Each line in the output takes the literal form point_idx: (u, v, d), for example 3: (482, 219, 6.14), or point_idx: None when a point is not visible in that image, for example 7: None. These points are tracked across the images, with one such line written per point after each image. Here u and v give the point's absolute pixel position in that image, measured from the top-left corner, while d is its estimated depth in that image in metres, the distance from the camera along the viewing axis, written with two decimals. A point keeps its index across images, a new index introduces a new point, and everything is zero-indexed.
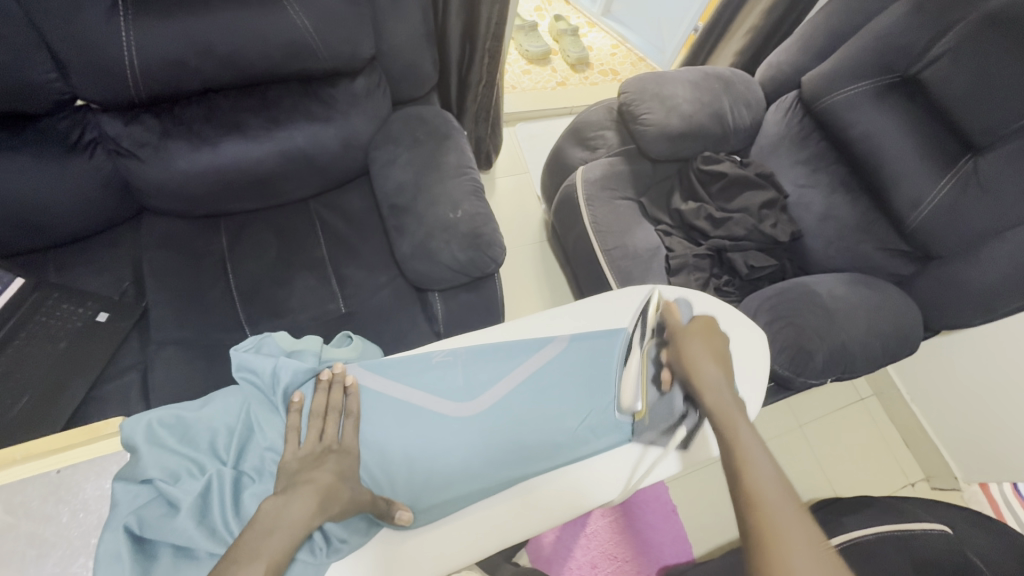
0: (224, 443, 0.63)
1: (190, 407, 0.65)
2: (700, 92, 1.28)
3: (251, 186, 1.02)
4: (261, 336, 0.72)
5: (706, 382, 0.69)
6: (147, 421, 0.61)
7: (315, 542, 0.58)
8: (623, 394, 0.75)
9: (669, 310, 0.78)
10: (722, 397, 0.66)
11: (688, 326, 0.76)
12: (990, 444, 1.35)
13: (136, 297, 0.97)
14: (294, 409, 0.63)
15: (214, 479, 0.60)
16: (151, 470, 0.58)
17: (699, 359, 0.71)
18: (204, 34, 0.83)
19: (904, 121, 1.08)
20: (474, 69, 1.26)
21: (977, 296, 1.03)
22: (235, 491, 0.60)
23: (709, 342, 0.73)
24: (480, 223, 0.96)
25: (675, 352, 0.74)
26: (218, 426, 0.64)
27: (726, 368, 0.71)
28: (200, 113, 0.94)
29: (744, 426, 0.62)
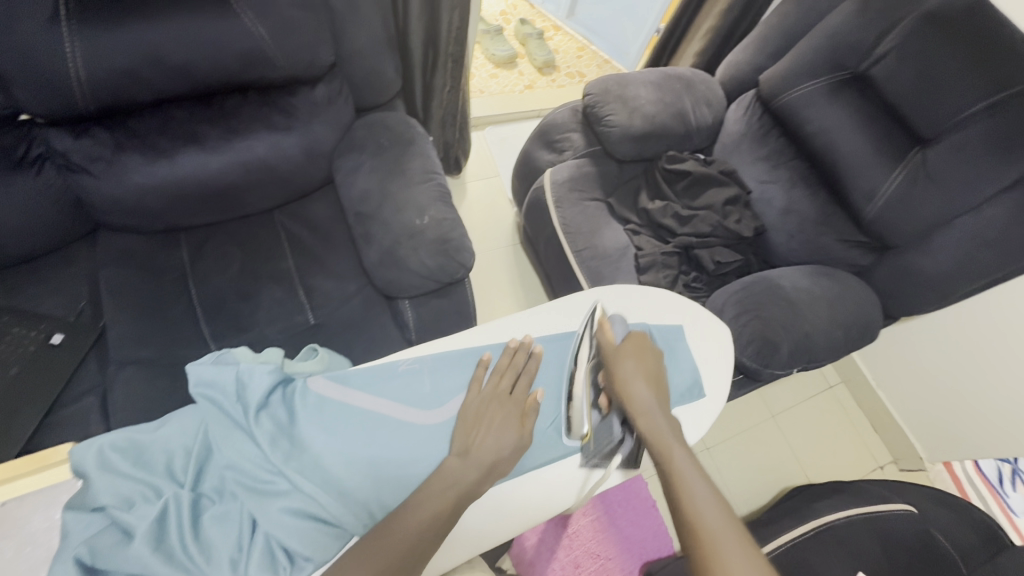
0: (182, 465, 0.61)
1: (145, 428, 0.63)
2: (662, 92, 1.30)
3: (211, 198, 1.00)
4: (219, 352, 0.69)
5: (640, 407, 0.70)
6: (99, 446, 0.59)
7: (281, 563, 0.57)
8: (571, 420, 0.72)
9: (602, 327, 0.77)
10: (655, 422, 0.69)
11: (621, 347, 0.75)
12: (952, 425, 1.41)
13: (93, 317, 0.93)
14: (256, 424, 0.62)
15: (170, 502, 0.57)
16: (104, 497, 0.57)
17: (632, 382, 0.72)
18: (153, 44, 0.80)
19: (856, 116, 1.12)
20: (438, 74, 1.26)
21: (932, 283, 1.07)
22: (194, 513, 0.58)
23: (641, 362, 0.73)
24: (447, 229, 0.96)
25: (609, 374, 0.74)
26: (175, 447, 0.62)
27: (658, 388, 0.73)
28: (155, 125, 0.91)
29: (677, 450, 0.66)
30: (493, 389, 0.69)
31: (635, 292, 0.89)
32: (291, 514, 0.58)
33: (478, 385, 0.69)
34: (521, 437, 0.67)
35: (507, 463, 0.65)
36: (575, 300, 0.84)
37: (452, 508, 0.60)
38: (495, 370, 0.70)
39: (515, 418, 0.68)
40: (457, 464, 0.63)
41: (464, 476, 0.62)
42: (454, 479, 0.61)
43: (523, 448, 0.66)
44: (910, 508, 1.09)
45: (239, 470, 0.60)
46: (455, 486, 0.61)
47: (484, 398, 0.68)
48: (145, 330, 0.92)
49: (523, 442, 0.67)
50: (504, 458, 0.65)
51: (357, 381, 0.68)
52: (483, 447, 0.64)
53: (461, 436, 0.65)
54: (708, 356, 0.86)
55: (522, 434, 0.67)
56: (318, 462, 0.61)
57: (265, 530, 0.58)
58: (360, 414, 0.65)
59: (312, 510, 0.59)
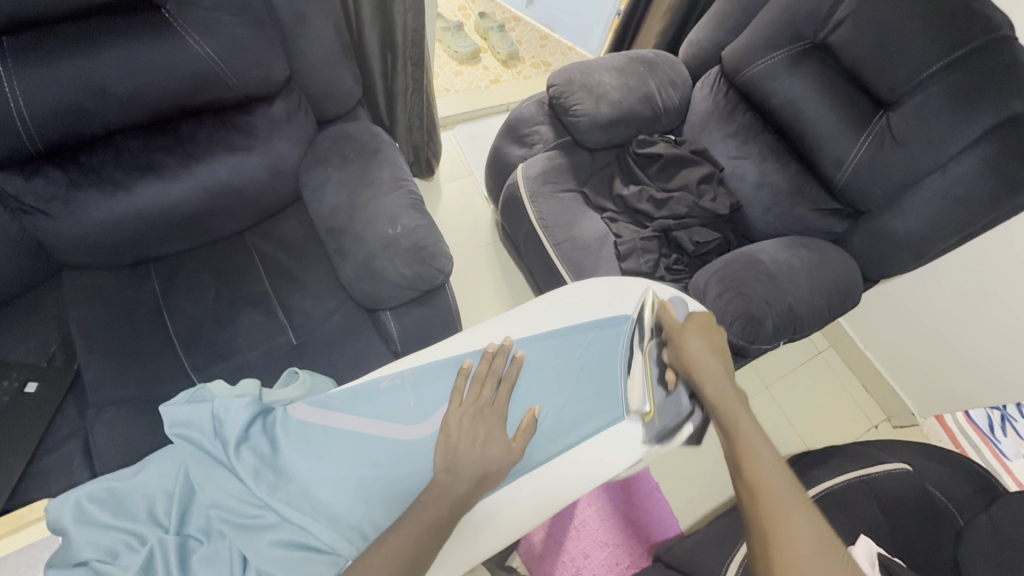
0: (164, 509, 0.60)
1: (123, 476, 0.61)
2: (626, 77, 1.30)
3: (176, 226, 0.98)
4: (194, 389, 0.68)
5: (707, 375, 0.70)
6: (76, 499, 0.58)
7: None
8: (631, 396, 0.76)
9: (663, 309, 0.80)
10: (723, 390, 0.69)
11: (687, 325, 0.76)
12: (939, 380, 1.44)
13: (66, 360, 0.91)
14: (238, 461, 0.60)
15: (155, 548, 0.56)
16: (85, 551, 0.56)
17: (700, 354, 0.72)
18: (96, 73, 0.78)
19: (819, 84, 1.13)
20: (399, 77, 1.23)
21: (907, 244, 1.08)
22: (182, 557, 0.57)
23: (706, 338, 0.75)
24: (422, 236, 0.94)
25: (675, 347, 0.75)
26: (155, 492, 0.61)
27: (723, 361, 0.73)
28: (109, 157, 0.88)
29: (744, 416, 0.65)
30: (474, 400, 0.68)
31: (616, 282, 0.87)
32: (279, 547, 0.58)
33: (459, 397, 0.68)
34: (509, 451, 0.66)
35: (496, 476, 0.64)
36: (556, 297, 0.83)
37: (446, 519, 0.60)
38: (475, 380, 0.69)
39: (499, 430, 0.67)
40: (446, 477, 0.63)
41: (455, 486, 0.62)
42: (445, 489, 0.61)
43: (511, 460, 0.66)
44: (905, 466, 1.11)
45: (224, 508, 0.59)
46: (447, 495, 0.61)
47: (466, 411, 0.67)
48: (122, 369, 0.90)
49: (511, 455, 0.66)
50: (492, 472, 0.64)
51: (340, 404, 0.67)
52: (471, 458, 0.64)
53: (447, 451, 0.64)
54: None
55: (510, 447, 0.66)
56: (308, 488, 0.61)
57: (256, 566, 0.57)
58: (344, 436, 0.65)
59: (302, 540, 0.59)
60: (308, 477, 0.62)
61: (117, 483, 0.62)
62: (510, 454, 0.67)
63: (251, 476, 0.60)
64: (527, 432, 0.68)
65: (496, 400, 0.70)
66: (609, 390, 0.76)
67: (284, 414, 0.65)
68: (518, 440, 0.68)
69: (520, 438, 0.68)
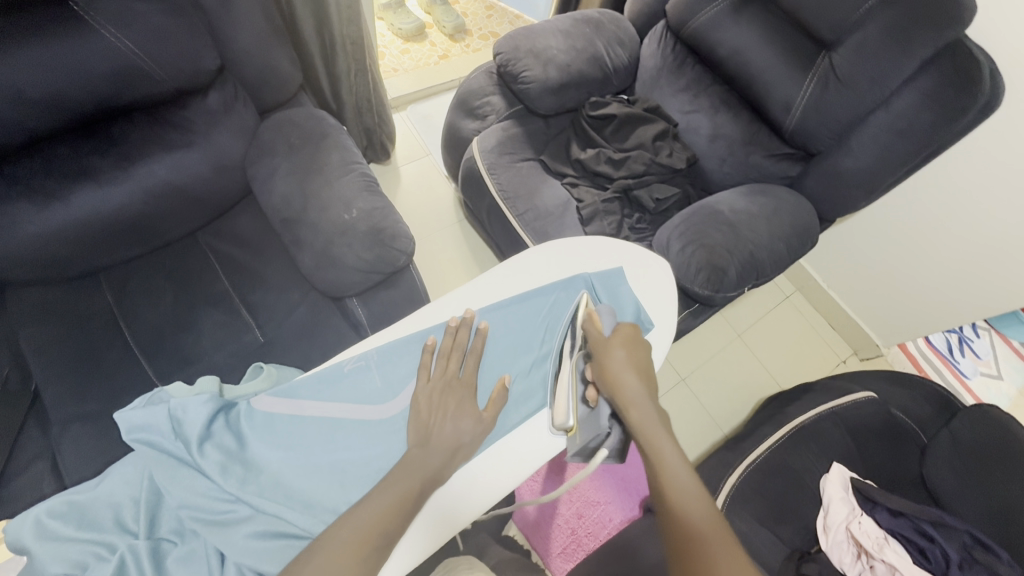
0: (132, 515, 0.58)
1: (84, 488, 0.59)
2: (573, 39, 1.27)
3: (121, 233, 0.94)
4: (151, 393, 0.66)
5: (630, 397, 0.68)
6: (35, 517, 0.56)
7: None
8: (556, 410, 0.71)
9: (590, 321, 0.74)
10: (646, 414, 0.68)
11: (611, 339, 0.72)
12: (902, 310, 1.49)
13: (22, 382, 0.88)
14: (205, 457, 0.59)
15: (126, 554, 0.55)
16: (54, 566, 0.55)
17: (623, 372, 0.70)
18: (8, 77, 0.73)
19: (762, 31, 1.13)
20: (340, 59, 1.19)
21: (858, 180, 1.11)
22: (156, 560, 0.56)
23: (632, 352, 0.72)
24: (379, 217, 0.93)
25: (598, 365, 0.71)
26: (120, 499, 0.59)
27: (648, 381, 0.71)
28: (36, 167, 0.83)
29: (669, 446, 0.65)
30: (442, 374, 0.68)
31: (575, 243, 0.85)
32: (256, 538, 0.58)
33: (427, 372, 0.67)
34: (481, 421, 0.67)
35: (470, 447, 0.65)
36: (514, 264, 0.81)
37: (417, 494, 0.60)
38: (441, 355, 0.69)
39: (469, 401, 0.68)
40: (419, 452, 0.62)
41: (428, 460, 0.62)
42: (420, 464, 0.61)
43: (483, 430, 0.66)
44: (871, 393, 1.16)
45: (194, 507, 0.58)
46: (421, 470, 0.61)
47: (434, 387, 0.67)
48: (83, 384, 0.87)
49: (483, 425, 0.67)
50: (465, 443, 0.65)
51: (305, 392, 0.65)
52: (444, 432, 0.64)
53: (418, 427, 0.64)
54: (654, 288, 0.84)
55: (481, 418, 0.67)
56: (282, 476, 0.61)
57: (233, 560, 0.57)
58: (313, 422, 0.64)
59: (280, 527, 0.59)
60: (278, 467, 0.61)
61: (80, 496, 0.60)
62: (482, 424, 0.67)
63: (221, 470, 0.59)
64: (498, 402, 0.69)
65: (464, 372, 0.70)
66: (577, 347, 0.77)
67: (252, 406, 0.64)
68: (490, 410, 0.68)
69: (492, 408, 0.68)
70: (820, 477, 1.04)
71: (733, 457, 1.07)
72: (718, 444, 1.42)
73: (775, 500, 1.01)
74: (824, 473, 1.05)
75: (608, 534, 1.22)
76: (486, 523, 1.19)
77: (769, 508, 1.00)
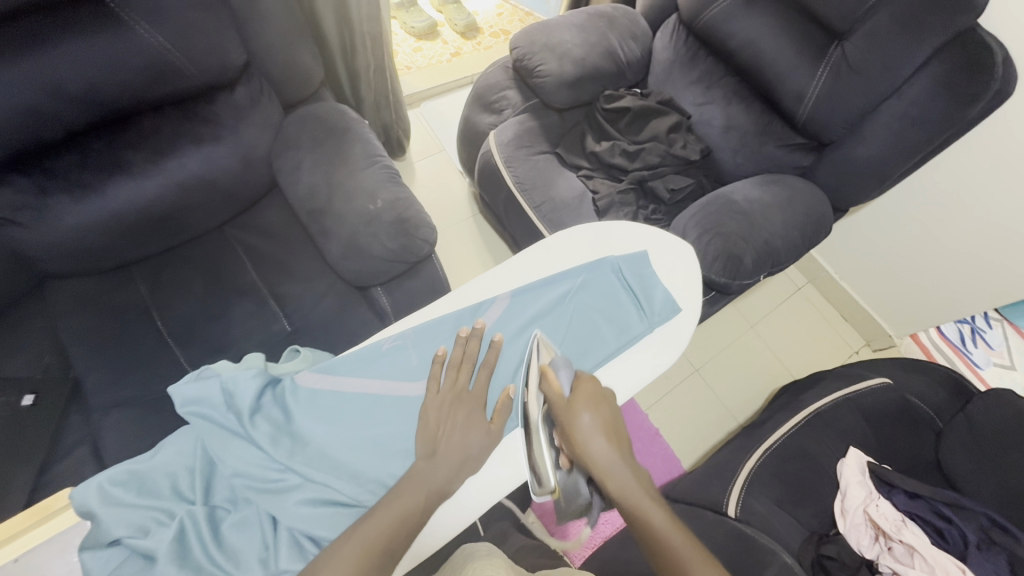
0: (188, 483, 0.61)
1: (142, 457, 0.61)
2: (586, 33, 1.29)
3: (153, 225, 0.97)
4: (199, 368, 0.68)
5: (603, 465, 0.66)
6: (98, 483, 0.58)
7: (308, 550, 0.59)
8: (537, 476, 0.66)
9: (546, 381, 0.69)
10: (622, 478, 0.66)
11: (572, 402, 0.68)
12: (917, 300, 1.50)
13: (62, 369, 0.92)
14: (257, 428, 0.62)
15: (185, 520, 0.58)
16: (117, 529, 0.57)
17: (591, 439, 0.67)
18: (48, 73, 0.76)
19: (774, 22, 1.15)
20: (359, 55, 1.22)
21: (871, 169, 1.12)
22: (212, 525, 0.59)
23: (597, 412, 0.68)
24: (403, 208, 0.95)
25: (565, 432, 0.68)
26: (176, 469, 0.62)
27: (617, 441, 0.68)
28: (73, 162, 0.86)
29: (652, 507, 0.65)
30: (451, 387, 0.68)
31: (602, 229, 0.85)
32: (306, 504, 0.60)
33: (436, 385, 0.67)
34: (489, 434, 0.67)
35: (477, 460, 0.65)
36: (541, 249, 0.82)
37: (422, 509, 0.60)
38: (450, 366, 0.69)
39: (478, 414, 0.68)
40: (425, 465, 0.63)
41: (434, 474, 0.63)
42: (424, 478, 0.62)
43: (493, 443, 0.67)
44: (887, 379, 1.17)
45: (246, 476, 0.61)
46: (426, 484, 0.62)
47: (444, 398, 0.67)
48: (121, 371, 0.91)
49: (491, 437, 0.67)
50: (473, 455, 0.65)
51: (345, 368, 0.68)
52: (452, 444, 0.65)
53: (426, 438, 0.65)
54: (677, 273, 0.84)
55: (490, 430, 0.67)
56: (326, 448, 0.63)
57: (287, 525, 0.59)
58: (351, 400, 0.66)
59: (328, 495, 0.61)
60: (321, 441, 0.64)
61: (137, 465, 0.62)
62: (491, 436, 0.67)
63: (269, 442, 0.62)
64: (504, 412, 0.68)
65: (474, 385, 0.69)
66: (607, 328, 0.77)
67: (296, 380, 0.66)
68: (497, 421, 0.68)
69: (498, 419, 0.68)
70: (837, 461, 1.05)
71: (750, 442, 1.09)
72: (733, 434, 1.44)
73: (793, 483, 1.02)
74: (840, 458, 1.06)
75: (626, 522, 1.24)
76: (506, 509, 1.21)
77: (787, 492, 1.01)
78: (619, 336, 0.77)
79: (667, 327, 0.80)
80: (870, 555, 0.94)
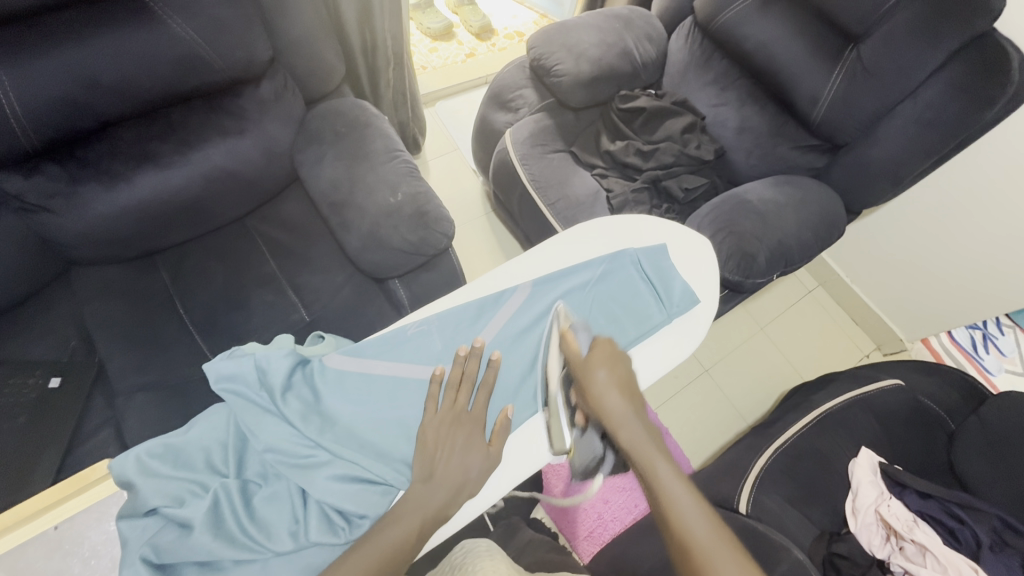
0: (221, 458, 0.63)
1: (177, 432, 0.64)
2: (603, 34, 1.31)
3: (177, 216, 0.99)
4: (231, 349, 0.70)
5: (617, 418, 0.67)
6: (135, 455, 0.61)
7: (338, 524, 0.60)
8: (551, 435, 0.70)
9: (566, 342, 0.72)
10: (635, 432, 0.67)
11: (591, 359, 0.70)
12: (929, 304, 1.50)
13: (87, 354, 0.95)
14: (288, 404, 0.64)
15: (219, 493, 0.60)
16: (153, 499, 0.58)
17: (606, 394, 0.68)
18: (84, 63, 0.79)
19: (790, 25, 1.16)
20: (380, 53, 1.24)
21: (885, 171, 1.13)
22: (245, 498, 0.61)
23: (613, 370, 0.70)
24: (422, 201, 0.97)
25: (581, 389, 0.69)
26: (209, 443, 0.64)
27: (632, 397, 0.69)
28: (104, 150, 0.89)
29: (662, 463, 0.65)
30: (451, 407, 0.67)
31: (622, 223, 0.87)
32: (336, 480, 0.62)
33: (434, 405, 0.67)
34: (488, 456, 0.66)
35: (476, 483, 0.64)
36: (561, 242, 0.84)
37: (420, 531, 0.60)
38: (449, 387, 0.68)
39: (477, 435, 0.67)
40: (423, 489, 0.62)
41: (431, 497, 0.62)
42: (423, 501, 0.61)
43: (491, 465, 0.66)
44: (898, 381, 1.17)
45: (279, 452, 0.62)
46: (423, 508, 0.61)
47: (443, 419, 0.66)
48: (144, 357, 0.93)
49: (489, 460, 0.66)
50: (472, 478, 0.64)
51: (372, 350, 0.70)
52: (449, 467, 0.64)
53: (424, 460, 0.64)
54: (695, 269, 0.85)
55: (488, 453, 0.66)
56: (354, 427, 0.65)
57: (316, 498, 0.60)
58: (378, 380, 0.68)
59: (357, 472, 0.63)
60: (351, 419, 0.66)
61: (172, 440, 0.64)
62: (489, 458, 0.66)
63: (302, 420, 0.64)
64: (502, 432, 0.68)
65: (473, 406, 0.69)
66: (626, 318, 0.78)
67: (325, 359, 0.69)
68: (496, 441, 0.67)
69: (497, 440, 0.67)
70: (848, 461, 1.06)
71: (761, 440, 1.09)
72: (742, 434, 1.44)
73: (804, 481, 1.03)
74: (851, 457, 1.06)
75: (635, 518, 1.22)
76: (517, 503, 1.22)
77: (799, 490, 1.01)
78: (638, 326, 0.78)
79: (685, 319, 0.81)
80: (881, 555, 0.94)
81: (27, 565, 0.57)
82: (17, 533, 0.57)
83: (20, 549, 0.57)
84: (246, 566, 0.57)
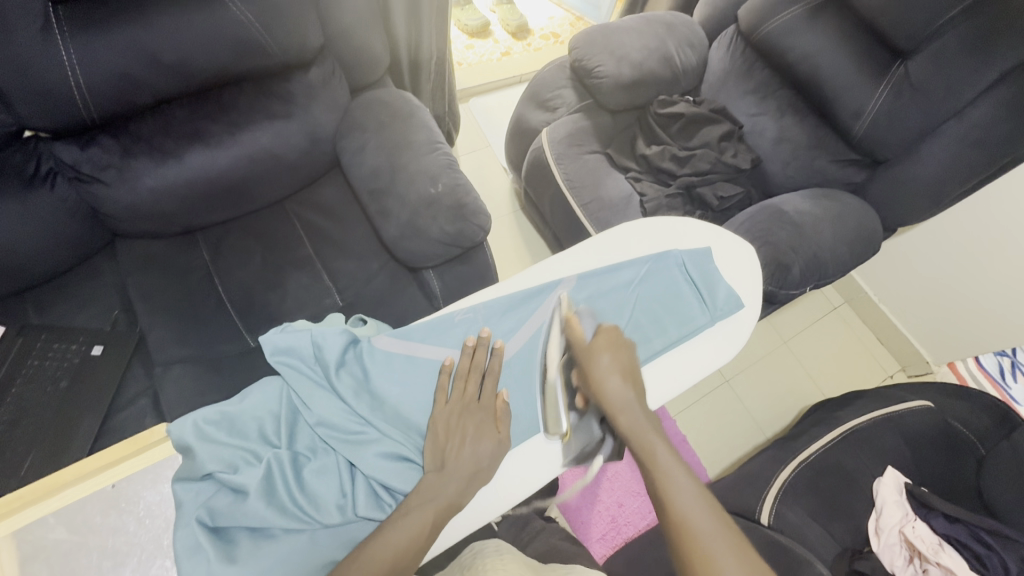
0: (273, 429, 0.66)
1: (231, 401, 0.66)
2: (645, 38, 1.32)
3: (221, 195, 1.01)
4: (283, 324, 0.73)
5: (616, 401, 0.68)
6: (193, 421, 0.63)
7: (384, 500, 0.64)
8: (547, 418, 0.71)
9: (570, 325, 0.73)
10: (635, 417, 0.67)
11: (595, 344, 0.71)
12: (957, 328, 1.48)
13: (129, 325, 0.97)
14: (343, 381, 0.67)
15: (272, 462, 0.63)
16: (210, 465, 0.61)
17: (608, 377, 0.69)
18: (145, 40, 0.80)
19: (838, 36, 1.15)
20: (424, 46, 1.25)
21: (925, 189, 1.12)
22: (295, 470, 0.63)
23: (616, 356, 0.71)
24: (462, 194, 0.98)
25: (583, 371, 0.70)
26: (263, 414, 0.66)
27: (636, 384, 0.70)
28: (157, 127, 0.91)
29: (660, 445, 0.65)
30: (460, 397, 0.68)
31: (668, 226, 0.87)
32: (384, 458, 0.65)
33: (444, 396, 0.68)
34: (499, 443, 0.66)
35: (489, 471, 0.65)
36: (605, 241, 0.84)
37: (435, 522, 0.60)
38: (458, 377, 0.69)
39: (488, 424, 0.67)
40: (436, 478, 0.63)
41: (446, 487, 0.62)
42: (436, 491, 0.61)
43: (502, 453, 0.66)
44: (927, 403, 1.15)
45: (330, 425, 0.66)
46: (437, 498, 0.61)
47: (453, 408, 0.67)
48: (182, 331, 0.95)
49: (500, 448, 0.66)
50: (484, 467, 0.65)
51: (419, 335, 0.72)
52: (462, 456, 0.64)
53: (436, 450, 0.65)
54: (738, 275, 0.85)
55: (498, 440, 0.66)
56: (401, 409, 0.68)
57: (365, 475, 0.63)
58: (424, 364, 0.70)
59: (402, 451, 0.66)
60: (399, 402, 0.68)
61: (226, 408, 0.66)
62: (500, 446, 0.67)
63: (352, 397, 0.67)
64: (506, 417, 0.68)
65: (482, 394, 0.69)
66: (668, 318, 0.79)
67: (376, 340, 0.71)
68: (504, 429, 0.68)
69: (506, 425, 0.68)
70: (873, 480, 1.04)
71: (785, 453, 1.09)
72: (760, 447, 1.43)
73: (827, 497, 1.01)
74: (877, 477, 1.05)
75: (648, 524, 1.24)
76: None
77: (822, 504, 1.00)
78: (678, 327, 0.78)
79: (726, 323, 0.81)
80: None
81: (85, 519, 0.60)
82: (77, 488, 0.61)
83: (79, 504, 0.60)
84: (295, 535, 0.60)
